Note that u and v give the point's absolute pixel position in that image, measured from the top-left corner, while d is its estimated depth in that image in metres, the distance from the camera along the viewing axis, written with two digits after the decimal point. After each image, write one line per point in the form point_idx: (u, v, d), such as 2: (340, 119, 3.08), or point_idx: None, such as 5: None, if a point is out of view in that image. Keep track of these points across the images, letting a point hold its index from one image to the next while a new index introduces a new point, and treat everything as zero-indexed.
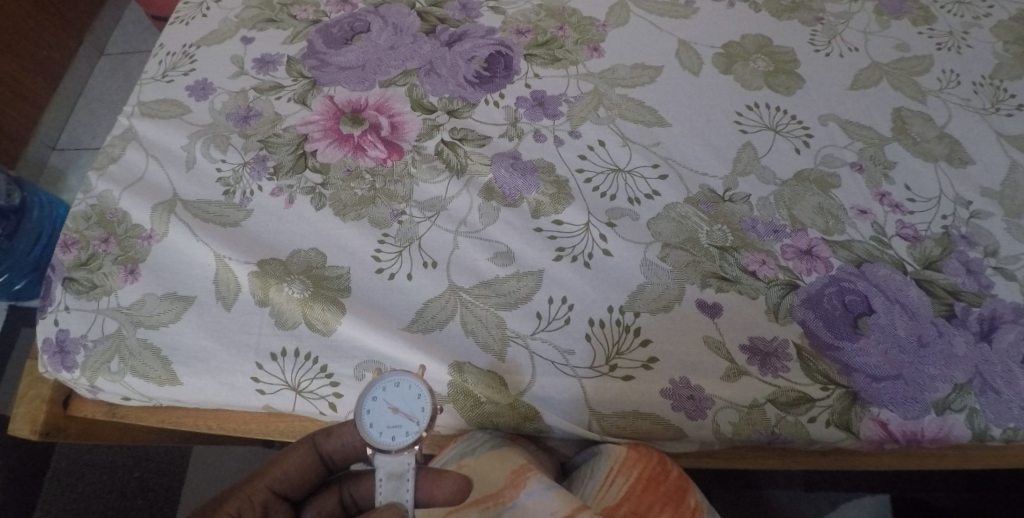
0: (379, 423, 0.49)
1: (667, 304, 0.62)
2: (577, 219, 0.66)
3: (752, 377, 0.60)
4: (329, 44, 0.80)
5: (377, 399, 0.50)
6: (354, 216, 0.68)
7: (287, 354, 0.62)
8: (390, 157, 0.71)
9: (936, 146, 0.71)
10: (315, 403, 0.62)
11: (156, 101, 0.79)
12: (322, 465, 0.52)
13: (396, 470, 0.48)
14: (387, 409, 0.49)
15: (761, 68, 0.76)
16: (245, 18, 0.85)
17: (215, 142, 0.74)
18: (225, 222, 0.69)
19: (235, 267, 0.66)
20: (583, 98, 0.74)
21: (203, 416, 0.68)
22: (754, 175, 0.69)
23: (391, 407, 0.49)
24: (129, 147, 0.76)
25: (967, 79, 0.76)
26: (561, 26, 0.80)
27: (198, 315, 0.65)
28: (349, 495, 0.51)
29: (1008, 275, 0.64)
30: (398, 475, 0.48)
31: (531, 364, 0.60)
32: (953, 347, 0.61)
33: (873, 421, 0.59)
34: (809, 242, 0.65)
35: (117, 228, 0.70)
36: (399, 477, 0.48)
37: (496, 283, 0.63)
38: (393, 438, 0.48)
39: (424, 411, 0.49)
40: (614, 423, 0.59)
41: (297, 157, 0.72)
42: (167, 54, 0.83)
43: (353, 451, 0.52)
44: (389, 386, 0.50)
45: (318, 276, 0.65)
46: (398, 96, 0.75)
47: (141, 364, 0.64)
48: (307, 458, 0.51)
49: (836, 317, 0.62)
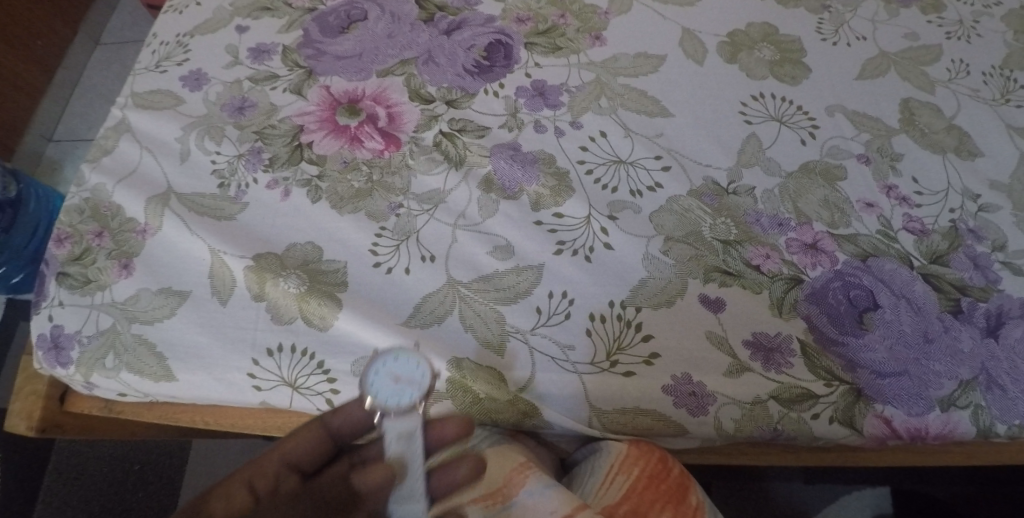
0: (383, 394, 0.49)
1: (670, 299, 0.61)
2: (578, 212, 0.65)
3: (755, 373, 0.59)
4: (325, 33, 0.78)
5: (378, 373, 0.50)
6: (351, 209, 0.67)
7: (283, 349, 0.62)
8: (387, 149, 0.70)
9: (945, 137, 0.70)
10: (312, 399, 0.62)
11: (149, 92, 0.78)
12: (334, 441, 0.52)
13: (405, 432, 0.48)
14: (389, 382, 0.49)
15: (766, 57, 0.75)
16: (239, 6, 0.83)
17: (210, 134, 0.73)
18: (220, 215, 0.68)
19: (230, 262, 0.65)
20: (584, 88, 0.73)
21: (201, 412, 0.68)
22: (759, 167, 0.68)
23: (393, 378, 0.50)
24: (122, 139, 0.74)
25: (976, 69, 0.74)
26: (562, 14, 0.78)
27: (194, 311, 0.64)
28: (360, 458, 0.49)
29: (1015, 270, 0.63)
30: (408, 435, 0.48)
31: (530, 360, 0.59)
32: (959, 342, 0.60)
33: (877, 418, 0.58)
34: (815, 235, 0.64)
35: (110, 222, 0.69)
36: (410, 437, 0.48)
37: (495, 277, 0.62)
38: (399, 402, 0.48)
39: (425, 375, 0.49)
40: (614, 420, 0.59)
41: (293, 148, 0.71)
42: (161, 44, 0.82)
43: (361, 424, 0.51)
44: (389, 360, 0.51)
45: (315, 271, 0.64)
46: (396, 86, 0.74)
47: (136, 360, 0.64)
48: (317, 434, 0.51)
49: (841, 313, 0.61)
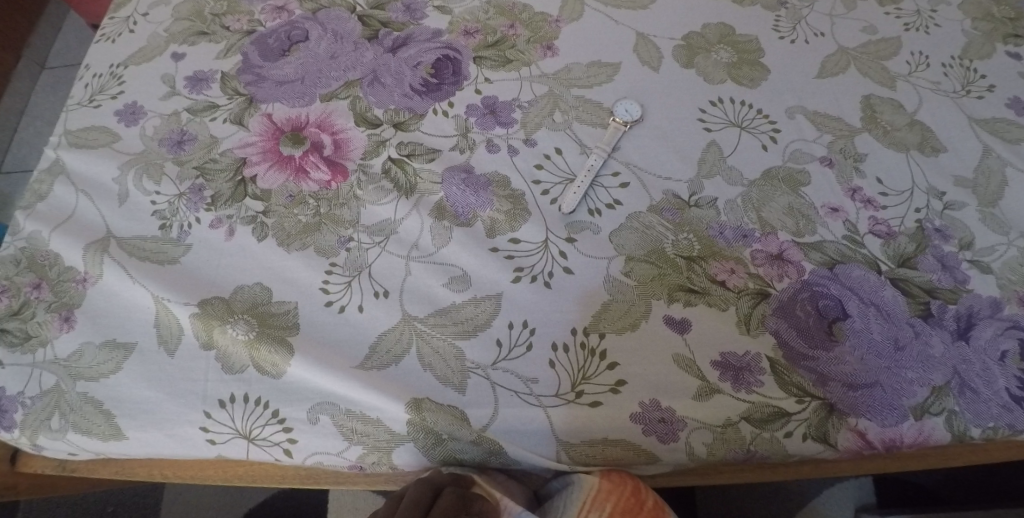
0: (415, 289, 0.61)
1: (634, 322, 0.59)
2: (534, 236, 0.63)
3: (725, 394, 0.57)
4: (265, 57, 0.75)
5: (409, 289, 0.61)
6: (299, 245, 0.64)
7: (236, 400, 0.59)
8: (334, 180, 0.67)
9: (907, 134, 0.68)
10: (269, 450, 0.59)
11: (83, 129, 0.73)
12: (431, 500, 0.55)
13: (410, 451, 0.59)
14: (420, 291, 0.61)
15: (723, 60, 0.72)
16: (174, 31, 0.79)
17: (149, 173, 0.69)
18: (163, 259, 0.65)
19: (176, 310, 0.62)
20: (538, 102, 0.70)
21: (158, 464, 0.66)
22: (720, 176, 0.65)
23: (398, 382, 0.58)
24: (57, 183, 0.70)
25: (936, 61, 0.72)
26: (512, 24, 0.75)
27: (141, 364, 0.61)
28: (455, 493, 0.54)
29: (983, 268, 0.61)
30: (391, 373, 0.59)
31: (493, 396, 0.57)
32: (931, 347, 0.58)
33: (851, 431, 0.57)
34: (780, 246, 0.62)
35: (48, 272, 0.65)
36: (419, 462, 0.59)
37: (452, 310, 0.60)
38: (423, 294, 0.61)
39: (426, 292, 0.61)
40: (583, 452, 0.57)
41: (236, 184, 0.67)
42: (93, 76, 0.77)
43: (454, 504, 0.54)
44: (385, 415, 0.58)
45: (264, 315, 0.61)
46: (341, 110, 0.70)
47: (83, 420, 0.61)
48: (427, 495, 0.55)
49: (810, 326, 0.59)
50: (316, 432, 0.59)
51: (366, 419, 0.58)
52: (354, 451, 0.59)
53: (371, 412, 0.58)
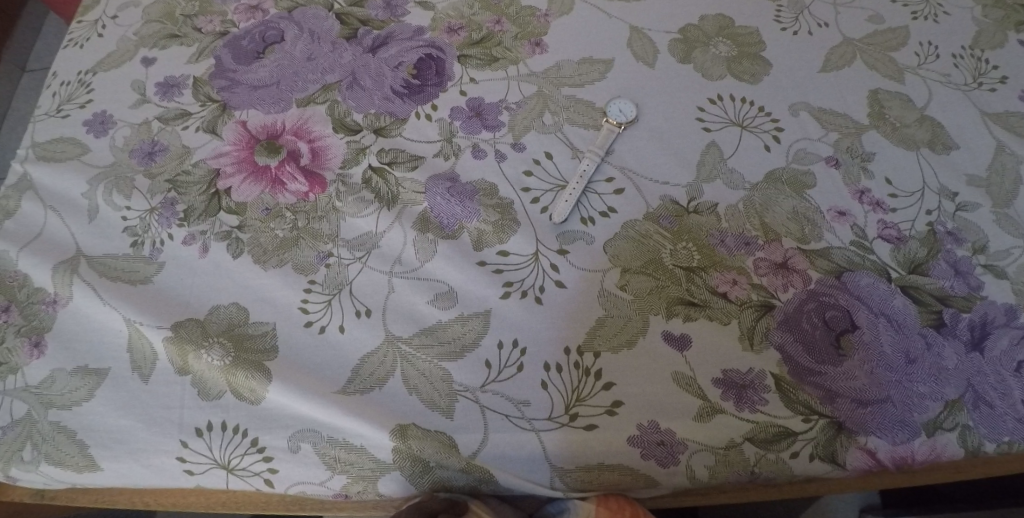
0: (400, 307, 0.58)
1: (631, 339, 0.56)
2: (524, 248, 0.59)
3: (727, 414, 0.54)
4: (239, 60, 0.70)
5: (393, 305, 0.58)
6: (276, 262, 0.61)
7: (213, 428, 0.57)
8: (312, 191, 0.63)
9: (917, 130, 0.64)
10: (249, 480, 0.57)
11: (50, 140, 0.69)
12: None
13: (396, 477, 0.56)
14: (406, 306, 0.58)
15: (722, 54, 0.68)
16: (144, 35, 0.75)
17: (119, 187, 0.65)
18: (135, 279, 0.61)
19: (149, 333, 0.59)
20: (526, 103, 0.66)
21: (137, 492, 0.63)
22: (721, 179, 0.62)
23: (381, 408, 0.55)
24: (25, 198, 0.66)
25: (946, 51, 0.68)
26: (498, 20, 0.71)
27: (113, 391, 0.58)
28: None
29: (998, 273, 0.58)
30: (371, 402, 0.55)
31: (483, 420, 0.54)
32: (943, 360, 0.55)
33: (861, 451, 0.53)
34: (784, 254, 0.58)
35: (17, 294, 0.62)
36: (401, 485, 0.56)
37: (439, 330, 0.57)
38: (406, 314, 0.58)
39: (411, 309, 0.58)
40: (578, 478, 0.54)
41: (209, 197, 0.64)
42: (62, 84, 0.73)
43: None
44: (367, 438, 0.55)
45: (239, 337, 0.58)
46: (318, 116, 0.67)
47: (56, 451, 0.58)
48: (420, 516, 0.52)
49: (817, 339, 0.55)
50: (296, 461, 0.56)
51: (349, 447, 0.55)
52: (337, 480, 0.56)
53: (353, 440, 0.55)
